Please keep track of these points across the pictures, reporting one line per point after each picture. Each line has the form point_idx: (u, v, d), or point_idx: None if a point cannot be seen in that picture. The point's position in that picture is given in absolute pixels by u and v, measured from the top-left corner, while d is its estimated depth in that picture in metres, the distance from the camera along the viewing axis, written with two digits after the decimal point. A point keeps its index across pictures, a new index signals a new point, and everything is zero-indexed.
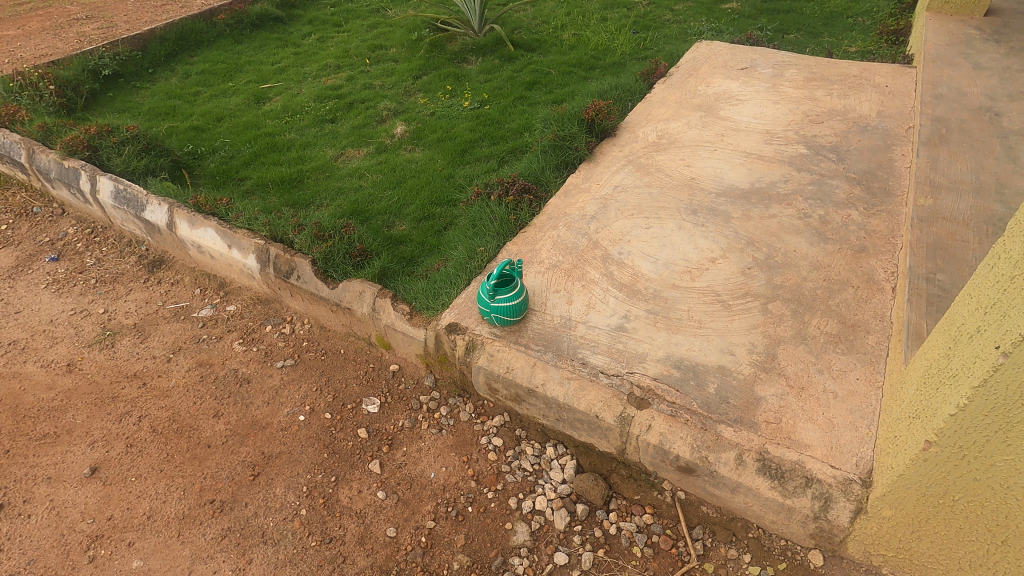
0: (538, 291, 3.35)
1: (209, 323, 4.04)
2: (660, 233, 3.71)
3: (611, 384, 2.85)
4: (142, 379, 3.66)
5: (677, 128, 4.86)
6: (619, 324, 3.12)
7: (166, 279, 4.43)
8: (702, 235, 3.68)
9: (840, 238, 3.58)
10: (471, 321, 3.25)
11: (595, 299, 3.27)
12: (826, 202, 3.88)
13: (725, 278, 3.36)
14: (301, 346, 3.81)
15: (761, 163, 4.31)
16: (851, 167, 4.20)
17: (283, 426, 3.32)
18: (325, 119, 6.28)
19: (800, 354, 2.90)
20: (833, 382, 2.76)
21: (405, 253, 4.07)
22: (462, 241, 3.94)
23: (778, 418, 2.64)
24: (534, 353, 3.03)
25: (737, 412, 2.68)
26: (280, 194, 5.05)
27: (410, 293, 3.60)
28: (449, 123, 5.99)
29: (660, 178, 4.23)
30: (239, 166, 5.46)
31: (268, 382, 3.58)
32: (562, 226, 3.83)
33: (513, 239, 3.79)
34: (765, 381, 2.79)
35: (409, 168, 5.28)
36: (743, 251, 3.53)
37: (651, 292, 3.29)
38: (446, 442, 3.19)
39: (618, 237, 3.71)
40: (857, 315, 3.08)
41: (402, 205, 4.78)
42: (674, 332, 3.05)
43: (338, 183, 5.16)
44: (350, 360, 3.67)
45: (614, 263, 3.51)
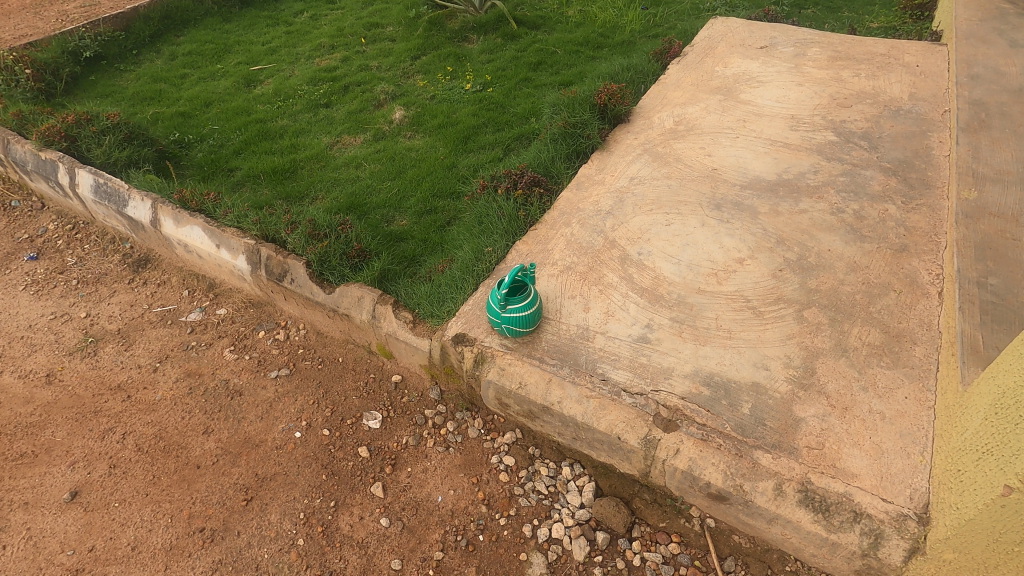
0: (552, 297, 3.08)
1: (198, 328, 3.79)
2: (682, 231, 3.43)
3: (635, 404, 2.60)
4: (126, 392, 3.42)
5: (695, 114, 4.53)
6: (641, 334, 2.86)
7: (152, 280, 4.17)
8: (727, 233, 3.40)
9: (877, 236, 3.30)
10: (479, 331, 2.98)
11: (614, 306, 3.00)
12: (861, 194, 3.58)
13: (756, 281, 3.09)
14: (296, 353, 3.57)
15: (787, 152, 4.00)
16: (884, 155, 3.90)
17: (278, 444, 3.09)
18: (319, 104, 5.95)
19: (840, 368, 2.65)
20: (879, 401, 2.51)
21: (407, 251, 3.79)
22: (467, 240, 3.65)
23: (820, 443, 2.40)
24: (549, 368, 2.77)
25: (775, 437, 2.43)
26: (272, 186, 4.74)
27: (413, 297, 3.31)
28: (450, 107, 5.66)
29: (679, 169, 3.92)
30: (228, 155, 5.16)
31: (261, 395, 3.35)
32: (575, 223, 3.55)
33: (522, 238, 3.51)
34: (804, 399, 2.54)
35: (409, 158, 4.97)
36: (773, 250, 3.26)
37: (675, 298, 3.03)
38: (453, 461, 2.97)
39: (636, 235, 3.43)
40: (901, 324, 2.82)
41: (403, 197, 4.50)
42: (701, 343, 2.80)
43: (333, 175, 4.86)
44: (350, 371, 3.43)
45: (634, 265, 3.24)
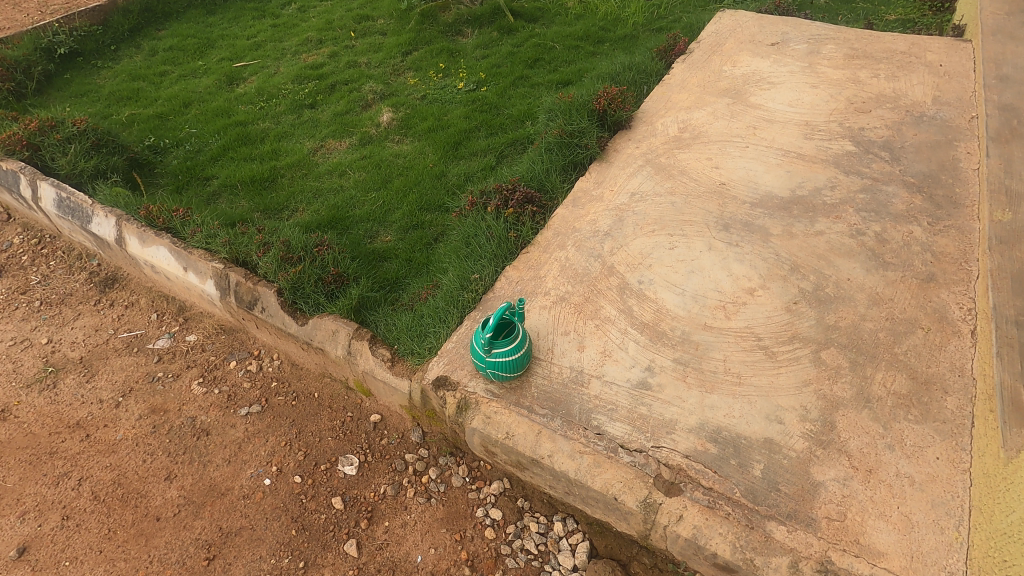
0: (543, 333, 2.80)
1: (166, 357, 3.54)
2: (687, 256, 3.14)
3: (633, 463, 2.33)
4: (85, 431, 3.17)
5: (702, 119, 4.21)
6: (641, 379, 2.58)
7: (119, 301, 3.91)
8: (736, 258, 3.11)
9: (901, 262, 3.00)
10: (462, 373, 2.70)
11: (612, 345, 2.73)
12: (882, 214, 3.27)
13: (768, 315, 2.81)
14: (269, 387, 3.32)
15: (801, 164, 3.69)
16: (907, 168, 3.58)
17: (245, 493, 2.85)
18: (304, 104, 5.62)
19: (863, 422, 2.37)
20: (907, 463, 2.24)
21: (389, 274, 3.51)
22: (454, 263, 3.37)
23: (842, 514, 2.13)
24: (539, 419, 2.50)
25: (790, 505, 2.17)
26: (250, 198, 4.45)
27: (393, 330, 3.03)
28: (441, 108, 5.33)
29: (684, 183, 3.62)
30: (205, 162, 4.86)
31: (230, 436, 3.11)
32: (571, 245, 3.26)
33: (512, 263, 3.22)
34: (822, 459, 2.27)
35: (396, 165, 4.67)
36: (787, 279, 2.97)
37: (679, 336, 2.75)
38: (435, 514, 2.72)
39: (637, 260, 3.14)
40: (930, 368, 2.53)
41: (388, 210, 4.20)
42: (707, 390, 2.52)
43: (315, 184, 4.56)
44: (326, 407, 3.18)
45: (633, 296, 2.95)
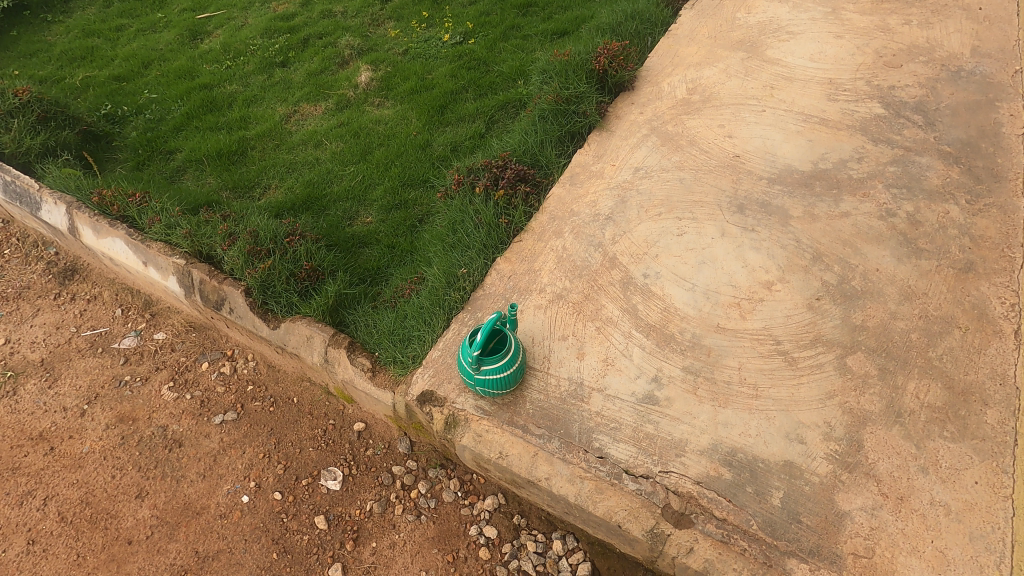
0: (539, 339, 2.53)
1: (133, 358, 3.28)
2: (697, 244, 2.83)
3: (639, 491, 2.12)
4: (49, 443, 2.95)
5: (713, 78, 3.78)
6: (647, 392, 2.34)
7: (81, 295, 3.61)
8: (752, 245, 2.79)
9: (936, 248, 2.70)
10: (450, 387, 2.45)
11: (614, 352, 2.47)
12: (915, 191, 2.94)
13: (787, 313, 2.53)
14: (245, 391, 3.08)
15: (824, 131, 3.31)
16: (942, 135, 3.21)
17: (222, 512, 2.66)
18: (274, 62, 5.11)
19: (893, 441, 2.14)
20: (942, 489, 2.03)
21: (370, 264, 3.20)
22: (439, 253, 3.06)
23: (870, 549, 1.93)
24: (535, 439, 2.27)
25: (813, 539, 1.96)
26: (218, 174, 4.06)
27: (374, 334, 2.76)
28: (424, 65, 4.84)
29: (694, 156, 3.25)
30: (168, 133, 4.44)
31: (204, 447, 2.89)
32: (568, 232, 2.94)
33: (504, 254, 2.91)
34: (847, 485, 2.06)
35: (375, 134, 4.25)
36: (809, 271, 2.67)
37: (689, 340, 2.48)
38: (425, 533, 2.54)
39: (642, 249, 2.83)
40: (969, 376, 2.28)
41: (368, 186, 3.83)
42: (721, 405, 2.28)
43: (288, 157, 4.15)
44: (306, 415, 2.96)
45: (638, 292, 2.67)
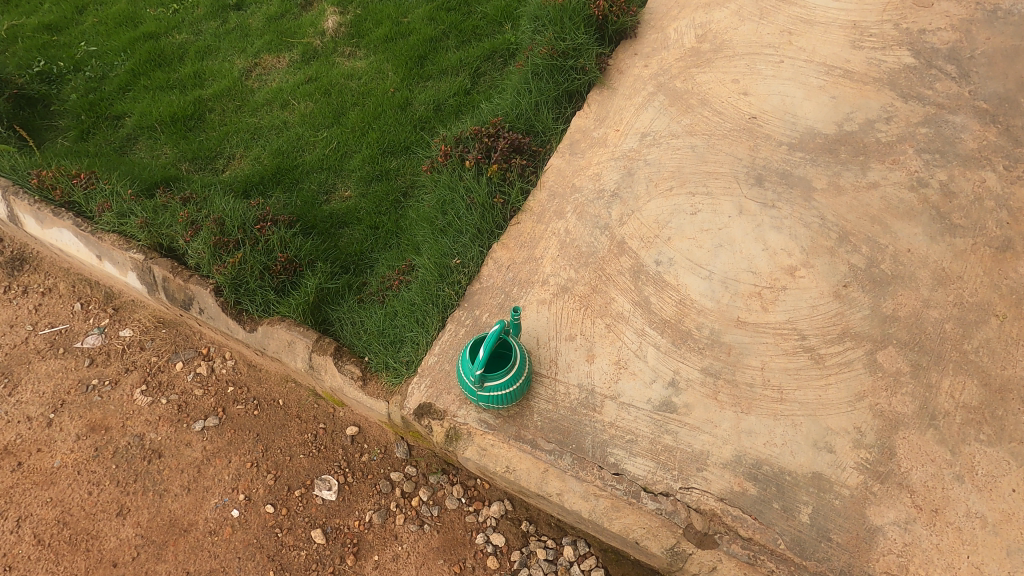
0: (544, 340, 2.32)
1: (99, 358, 3.01)
2: (713, 223, 2.57)
3: (660, 510, 1.98)
4: (15, 458, 2.72)
5: (724, 22, 3.33)
6: (664, 398, 2.16)
7: (34, 288, 3.28)
8: (773, 224, 2.54)
9: (973, 224, 2.48)
10: (449, 398, 2.24)
11: (627, 353, 2.27)
12: (949, 156, 2.68)
13: (813, 304, 2.33)
14: (226, 393, 2.86)
15: (849, 85, 2.97)
16: (978, 88, 2.91)
17: (212, 528, 2.50)
18: (227, 4, 4.50)
19: (927, 447, 2.01)
20: (979, 498, 1.92)
21: (351, 249, 2.89)
22: (429, 239, 2.77)
23: (903, 567, 1.84)
24: (545, 455, 2.10)
25: (844, 558, 1.86)
26: (174, 143, 3.62)
27: (362, 335, 2.53)
28: (398, 5, 4.26)
29: (707, 118, 2.93)
30: (113, 95, 3.94)
31: (186, 457, 2.70)
32: (571, 212, 2.66)
33: (500, 239, 2.63)
34: (879, 498, 1.94)
35: (348, 90, 3.78)
36: (835, 253, 2.45)
37: (708, 337, 2.28)
38: (430, 543, 2.42)
39: (653, 231, 2.57)
40: (1006, 371, 2.13)
41: (343, 154, 3.44)
42: (744, 411, 2.12)
43: (252, 121, 3.71)
44: (294, 418, 2.76)
45: (650, 283, 2.43)
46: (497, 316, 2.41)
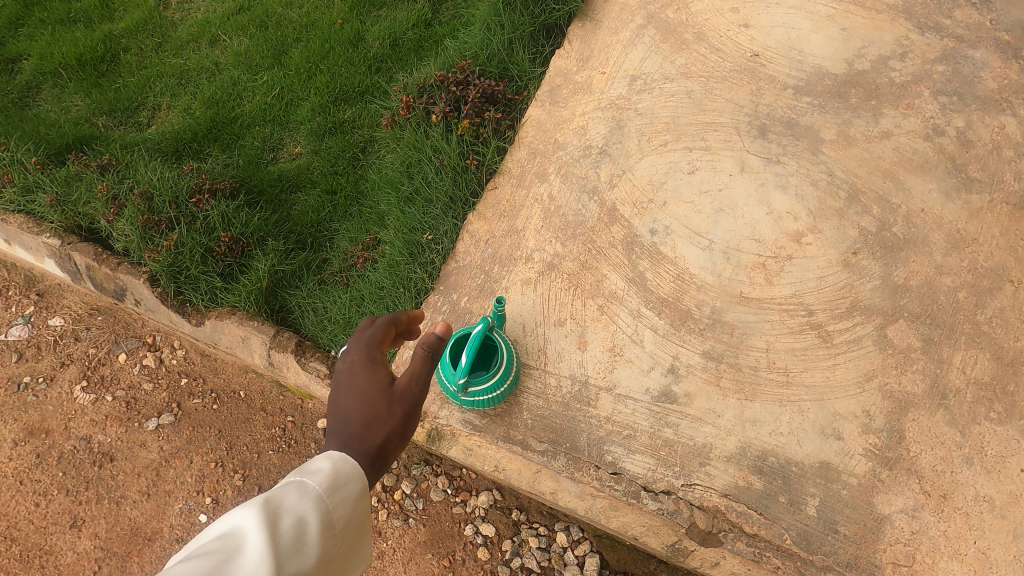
0: (531, 326, 2.09)
1: (28, 352, 2.67)
2: (713, 184, 2.30)
3: (661, 511, 1.85)
4: None
5: None
6: (663, 388, 1.99)
7: None
8: (778, 182, 2.30)
9: (990, 177, 2.27)
10: (429, 399, 2.03)
11: (622, 339, 2.07)
12: (966, 99, 2.42)
13: (820, 274, 2.14)
14: (179, 386, 2.59)
15: (862, 14, 2.63)
16: (1001, 16, 2.60)
17: (179, 536, 2.32)
18: None
19: (937, 429, 1.91)
20: (988, 481, 1.84)
21: (306, 219, 2.53)
22: (395, 209, 2.45)
23: (910, 556, 1.78)
24: (537, 456, 1.93)
25: (851, 550, 1.79)
26: (86, 93, 3.07)
27: (327, 326, 2.30)
28: None
29: (704, 57, 2.58)
30: (3, 31, 3.29)
31: (142, 460, 2.46)
32: (554, 175, 2.35)
33: (476, 209, 2.34)
34: (887, 485, 1.86)
35: (290, 24, 3.14)
36: (844, 216, 2.23)
37: (708, 316, 2.09)
38: (416, 538, 2.29)
39: (647, 196, 2.29)
40: (1019, 344, 2.01)
41: (290, 103, 2.90)
42: (748, 398, 1.97)
43: (177, 63, 3.12)
44: (259, 411, 2.53)
45: (645, 256, 2.19)
46: (477, 300, 2.16)
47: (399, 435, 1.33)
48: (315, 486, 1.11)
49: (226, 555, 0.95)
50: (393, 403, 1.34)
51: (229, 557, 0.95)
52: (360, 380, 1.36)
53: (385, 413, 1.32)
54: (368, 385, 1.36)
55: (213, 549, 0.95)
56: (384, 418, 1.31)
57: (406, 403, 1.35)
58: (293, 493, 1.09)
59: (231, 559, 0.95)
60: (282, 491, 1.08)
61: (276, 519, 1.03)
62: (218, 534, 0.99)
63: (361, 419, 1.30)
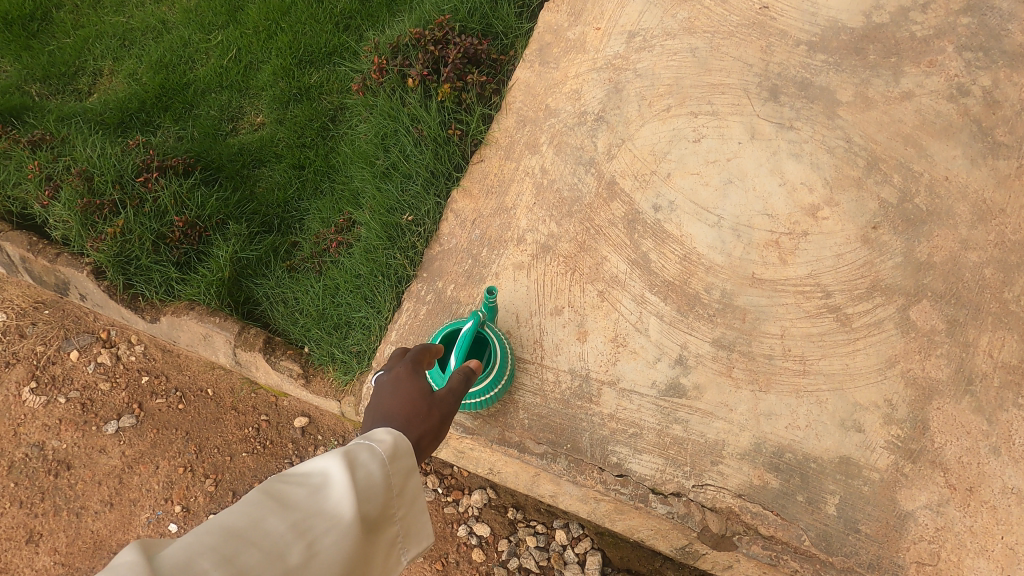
0: (525, 316, 1.91)
1: None
2: (722, 152, 2.09)
3: (671, 515, 1.71)
4: None
5: None
6: (671, 381, 1.83)
7: None
8: (791, 150, 2.09)
9: (1019, 142, 2.09)
10: None
11: (625, 328, 1.89)
12: (994, 55, 2.20)
13: (838, 252, 1.97)
14: (139, 385, 2.36)
15: None
16: None
17: None
18: None
19: (963, 418, 1.78)
20: (1016, 473, 1.73)
21: (271, 198, 2.28)
22: (370, 186, 2.20)
23: (935, 554, 1.67)
24: (535, 459, 1.77)
25: (873, 550, 1.68)
26: (14, 56, 2.70)
27: (298, 318, 2.10)
28: None
29: (711, 9, 2.31)
30: None
31: (102, 467, 2.25)
32: (546, 146, 2.12)
33: (460, 185, 2.11)
34: (911, 480, 1.73)
35: None
36: (863, 186, 2.04)
37: (718, 300, 1.91)
38: None
39: (649, 167, 2.08)
40: None
41: (249, 65, 2.57)
42: (762, 390, 1.82)
43: (117, 20, 2.76)
44: (229, 410, 2.32)
45: (648, 235, 2.00)
46: (464, 287, 1.95)
47: (434, 437, 1.18)
48: (383, 446, 1.02)
49: (316, 491, 0.89)
50: (432, 406, 1.21)
51: (312, 499, 0.88)
52: (404, 380, 1.22)
53: (427, 412, 1.18)
54: (408, 386, 1.22)
55: (297, 487, 0.89)
56: (424, 417, 1.17)
57: (445, 408, 1.23)
58: (367, 448, 0.99)
59: (321, 497, 0.89)
60: (355, 446, 0.98)
61: (356, 464, 0.95)
62: (301, 471, 0.92)
63: (401, 414, 1.16)
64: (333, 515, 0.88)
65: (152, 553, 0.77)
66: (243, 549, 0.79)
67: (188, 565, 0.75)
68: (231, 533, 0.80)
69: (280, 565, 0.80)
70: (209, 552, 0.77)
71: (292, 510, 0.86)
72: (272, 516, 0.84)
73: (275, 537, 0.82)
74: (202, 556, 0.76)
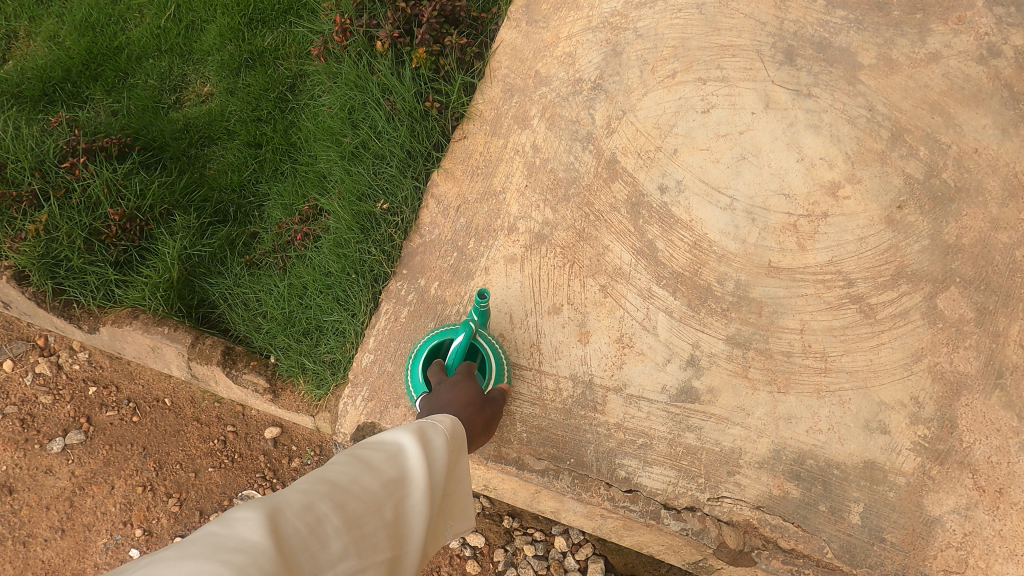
0: (520, 317, 1.71)
1: None
2: (733, 125, 1.87)
3: (685, 532, 1.58)
4: None
5: None
6: (683, 384, 1.66)
7: None
8: (810, 121, 1.87)
9: None
10: (401, 414, 1.66)
11: (631, 326, 1.70)
12: None
13: (860, 236, 1.79)
14: (86, 397, 2.10)
15: None
16: None
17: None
18: None
19: (993, 415, 1.66)
20: None
21: (223, 181, 2.00)
22: (337, 168, 1.93)
23: (962, 560, 1.57)
24: (536, 476, 1.61)
25: (899, 559, 1.57)
26: None
27: (263, 322, 1.88)
28: None
29: None
30: None
31: (49, 489, 2.02)
32: (537, 120, 1.87)
33: (440, 167, 1.86)
34: (938, 483, 1.61)
35: None
36: (887, 161, 1.84)
37: (732, 293, 1.73)
38: None
39: (653, 143, 1.85)
40: None
41: (191, 23, 2.20)
42: (781, 391, 1.67)
43: None
44: (191, 421, 2.09)
45: (654, 220, 1.79)
46: (450, 285, 1.73)
47: (484, 428, 1.34)
48: (445, 426, 1.15)
49: (396, 456, 1.02)
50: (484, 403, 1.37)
51: (392, 462, 1.01)
52: (460, 379, 1.38)
53: (480, 405, 1.35)
54: (463, 380, 1.39)
55: (378, 452, 1.01)
56: (479, 408, 1.34)
57: (493, 405, 1.40)
58: (433, 426, 1.12)
59: (399, 462, 1.02)
60: (423, 423, 1.11)
61: (425, 439, 1.08)
62: (379, 439, 1.05)
63: (461, 402, 1.31)
64: (411, 477, 1.01)
65: (272, 499, 0.89)
66: (348, 498, 0.93)
67: (309, 507, 0.89)
68: (335, 485, 0.94)
69: (377, 515, 0.94)
70: (323, 498, 0.91)
71: (380, 471, 0.99)
72: (366, 474, 0.97)
73: (369, 492, 0.95)
74: (318, 501, 0.90)
